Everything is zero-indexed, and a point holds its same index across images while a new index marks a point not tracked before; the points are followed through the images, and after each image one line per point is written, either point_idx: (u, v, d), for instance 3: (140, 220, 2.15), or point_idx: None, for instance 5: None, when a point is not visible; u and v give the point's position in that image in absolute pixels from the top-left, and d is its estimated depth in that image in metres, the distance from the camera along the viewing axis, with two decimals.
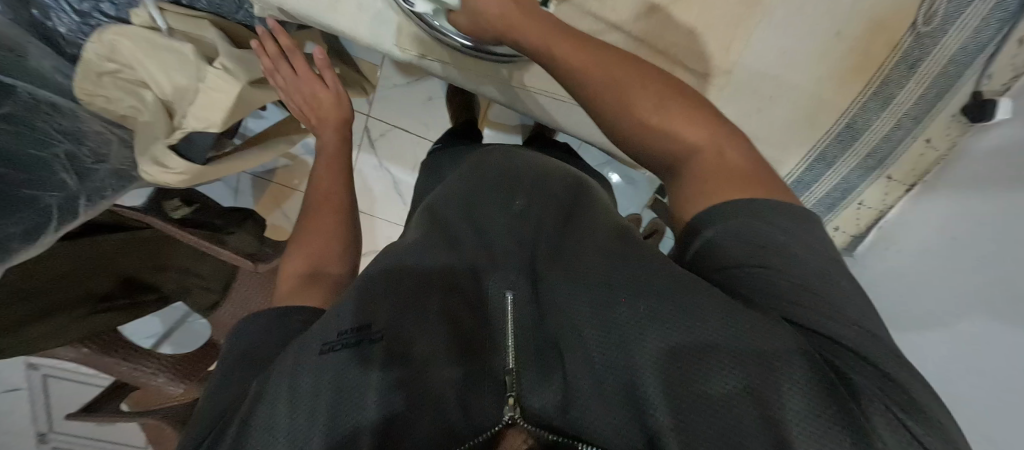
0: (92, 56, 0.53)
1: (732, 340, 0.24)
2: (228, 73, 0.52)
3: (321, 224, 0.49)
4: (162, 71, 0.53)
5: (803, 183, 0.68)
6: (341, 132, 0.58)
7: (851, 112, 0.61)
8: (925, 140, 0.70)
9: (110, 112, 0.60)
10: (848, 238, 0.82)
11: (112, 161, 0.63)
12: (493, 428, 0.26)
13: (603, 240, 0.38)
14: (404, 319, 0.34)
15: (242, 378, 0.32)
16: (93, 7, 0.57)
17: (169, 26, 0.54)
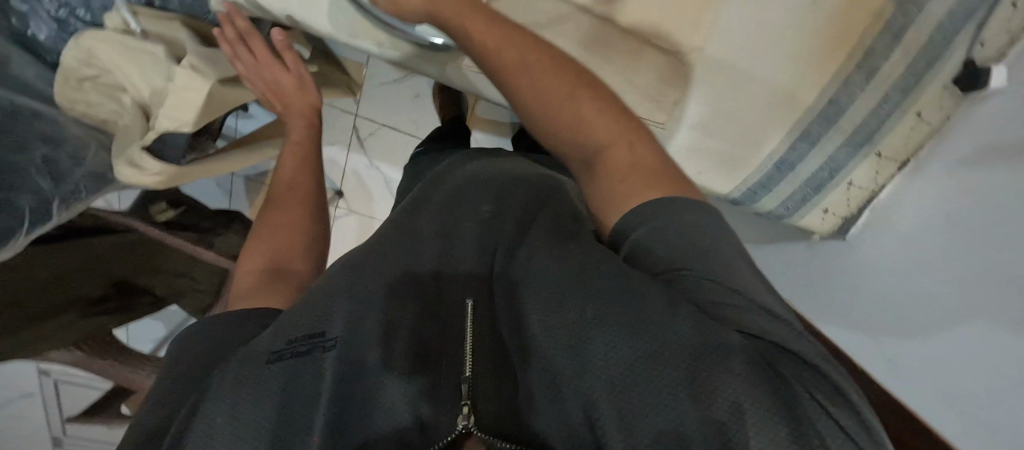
0: (70, 61, 0.54)
1: (671, 337, 0.23)
2: (196, 71, 0.53)
3: (290, 223, 0.46)
4: (139, 74, 0.55)
5: (788, 164, 0.66)
6: (308, 118, 0.60)
7: (830, 88, 0.58)
8: (917, 114, 0.63)
9: (91, 116, 0.63)
10: (838, 221, 0.74)
11: (90, 163, 0.65)
12: (448, 435, 0.26)
13: (553, 239, 0.36)
14: (357, 324, 0.32)
15: (173, 391, 0.28)
16: (70, 14, 0.61)
17: (142, 28, 0.56)
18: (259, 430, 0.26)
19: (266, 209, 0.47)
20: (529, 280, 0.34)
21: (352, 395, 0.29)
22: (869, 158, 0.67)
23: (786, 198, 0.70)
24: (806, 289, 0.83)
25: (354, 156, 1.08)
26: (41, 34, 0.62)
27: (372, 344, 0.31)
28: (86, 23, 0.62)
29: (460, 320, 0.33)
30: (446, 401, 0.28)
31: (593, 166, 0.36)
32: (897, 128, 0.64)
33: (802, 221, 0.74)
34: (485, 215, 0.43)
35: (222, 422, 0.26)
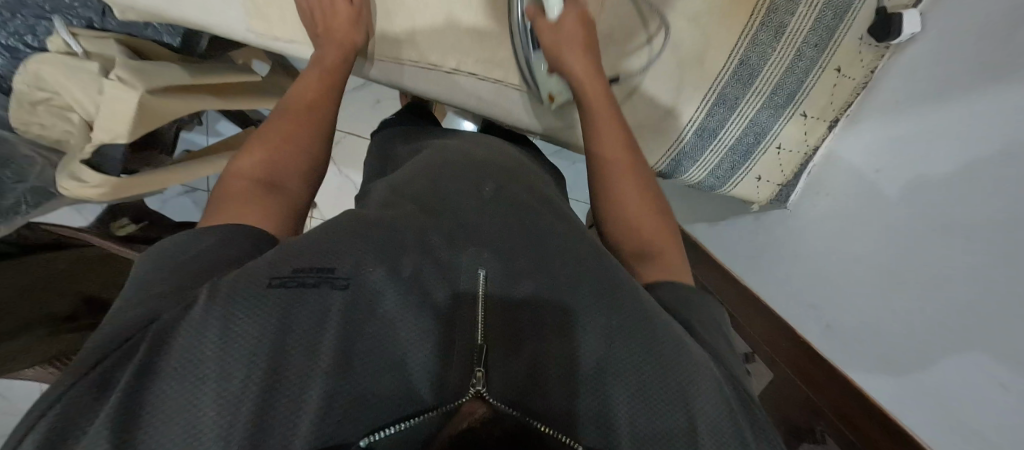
0: (20, 85, 0.55)
1: (681, 357, 0.28)
2: (123, 83, 0.52)
3: (280, 150, 0.41)
4: (83, 92, 0.54)
5: (710, 130, 0.73)
6: (343, 52, 0.54)
7: (741, 48, 0.67)
8: (836, 69, 0.71)
9: (46, 137, 0.62)
10: (773, 188, 0.82)
11: (32, 179, 0.64)
12: (458, 401, 0.23)
13: (554, 229, 0.38)
14: (377, 266, 0.29)
15: (171, 291, 0.26)
16: (16, 40, 0.58)
17: (85, 50, 0.57)
18: (246, 367, 0.22)
19: (254, 138, 0.42)
20: (546, 275, 0.32)
21: (352, 361, 0.24)
22: (795, 118, 0.74)
23: (715, 168, 0.77)
24: (758, 258, 0.92)
25: None
26: None
27: (387, 293, 0.28)
28: (33, 49, 0.59)
29: (475, 295, 0.30)
30: (460, 369, 0.26)
31: (645, 255, 0.44)
32: (818, 86, 0.72)
33: (737, 190, 0.81)
34: (487, 195, 0.41)
35: (207, 346, 0.22)
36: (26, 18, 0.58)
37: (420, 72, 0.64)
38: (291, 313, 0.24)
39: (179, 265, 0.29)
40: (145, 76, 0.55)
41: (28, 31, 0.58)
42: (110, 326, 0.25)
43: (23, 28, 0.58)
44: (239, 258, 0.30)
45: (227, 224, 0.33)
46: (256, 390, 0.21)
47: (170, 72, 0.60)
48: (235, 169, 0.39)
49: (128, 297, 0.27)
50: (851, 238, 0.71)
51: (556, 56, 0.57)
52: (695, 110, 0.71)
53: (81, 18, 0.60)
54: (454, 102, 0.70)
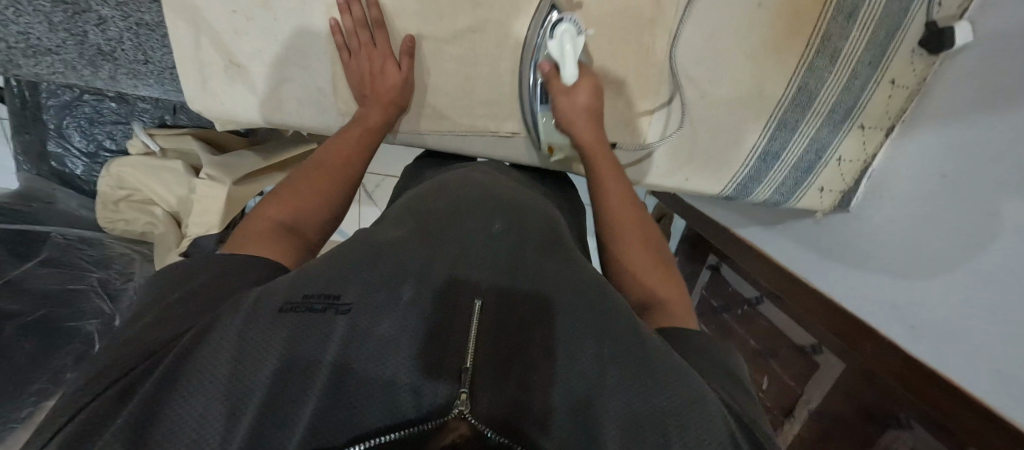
0: (107, 189, 0.65)
1: (678, 371, 0.25)
2: (213, 181, 0.62)
3: (312, 193, 0.43)
4: (166, 188, 0.66)
5: (773, 154, 0.64)
6: (387, 116, 0.56)
7: (798, 77, 0.58)
8: (891, 81, 0.58)
9: (132, 231, 0.73)
10: (837, 197, 0.68)
11: (139, 276, 0.72)
12: (439, 419, 0.22)
13: (556, 260, 0.34)
14: (381, 291, 0.27)
15: (182, 321, 0.26)
16: (98, 147, 0.72)
17: (161, 147, 0.67)
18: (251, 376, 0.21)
19: (287, 180, 0.44)
20: (529, 280, 0.31)
21: (349, 377, 0.22)
22: (852, 132, 0.62)
23: (779, 186, 0.67)
24: (817, 263, 0.74)
25: (366, 209, 1.06)
26: (79, 168, 0.73)
27: (384, 316, 0.25)
28: (112, 151, 0.72)
29: (470, 320, 0.27)
30: (447, 382, 0.23)
31: (649, 305, 0.38)
32: (874, 100, 0.59)
33: (801, 204, 0.69)
34: (496, 230, 0.37)
35: (221, 356, 0.21)
36: (105, 125, 0.71)
37: (489, 139, 0.65)
38: (297, 330, 0.23)
39: (203, 288, 0.28)
40: (228, 169, 0.64)
41: (107, 136, 0.71)
42: (136, 346, 0.24)
43: (102, 135, 0.71)
44: (255, 282, 0.30)
45: (245, 256, 0.33)
46: (262, 391, 0.20)
47: (244, 160, 0.68)
48: (259, 212, 0.40)
49: (139, 327, 0.26)
50: (909, 239, 0.59)
51: (566, 116, 0.55)
52: (751, 138, 0.64)
53: (154, 118, 0.72)
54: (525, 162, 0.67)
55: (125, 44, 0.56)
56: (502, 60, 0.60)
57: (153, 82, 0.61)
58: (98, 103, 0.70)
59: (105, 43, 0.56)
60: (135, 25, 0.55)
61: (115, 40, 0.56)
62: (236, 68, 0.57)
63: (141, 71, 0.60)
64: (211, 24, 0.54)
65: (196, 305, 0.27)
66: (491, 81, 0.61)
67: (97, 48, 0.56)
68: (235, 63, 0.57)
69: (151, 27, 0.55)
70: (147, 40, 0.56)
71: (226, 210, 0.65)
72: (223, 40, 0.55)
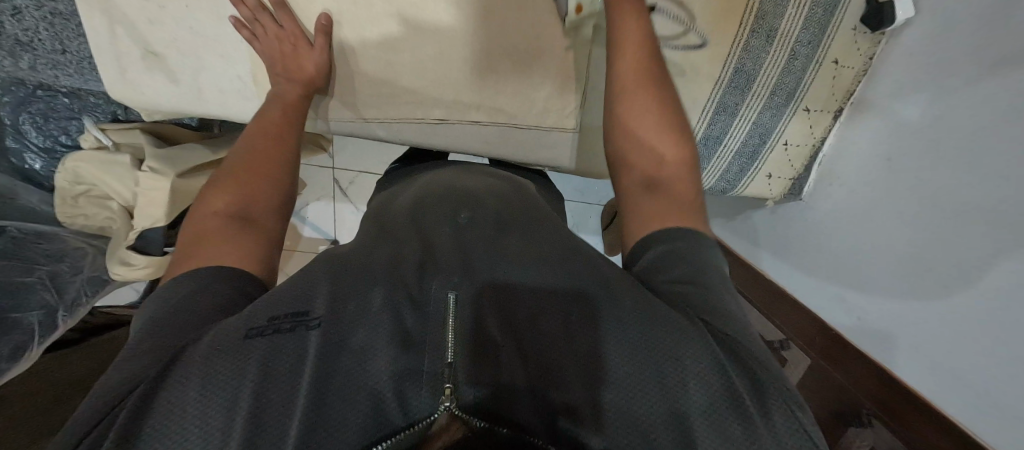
0: (64, 183, 0.61)
1: (670, 348, 0.24)
2: (156, 173, 0.58)
3: (252, 181, 0.39)
4: (123, 186, 0.61)
5: (713, 139, 0.65)
6: (306, 91, 0.51)
7: (734, 58, 0.58)
8: (834, 61, 0.58)
9: (91, 225, 0.69)
10: (786, 184, 0.69)
11: (89, 269, 0.68)
12: (424, 420, 0.20)
13: (532, 248, 0.33)
14: (349, 302, 0.27)
15: (148, 349, 0.24)
16: (54, 142, 0.65)
17: (114, 141, 0.62)
18: (228, 404, 0.20)
19: (221, 171, 0.40)
20: (508, 273, 0.30)
21: (332, 388, 0.22)
22: (797, 114, 0.62)
23: (724, 173, 0.68)
24: (774, 258, 0.75)
25: (341, 206, 1.02)
26: (37, 164, 0.66)
27: (359, 326, 0.25)
28: (69, 147, 0.66)
29: (443, 317, 0.27)
30: (426, 383, 0.23)
31: (655, 182, 0.37)
32: (816, 81, 0.60)
33: (749, 191, 0.71)
34: (461, 224, 0.36)
35: (191, 388, 0.21)
36: (59, 120, 0.64)
37: (419, 125, 0.62)
38: (274, 349, 0.23)
39: (156, 320, 0.27)
40: (170, 158, 0.60)
41: (61, 132, 0.65)
42: (103, 383, 0.23)
43: (57, 130, 0.65)
44: (225, 307, 0.28)
45: (194, 267, 0.31)
46: (242, 416, 0.20)
47: (195, 151, 0.63)
48: (196, 212, 0.36)
49: (139, 335, 0.26)
50: (865, 221, 0.58)
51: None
52: (695, 119, 0.63)
53: (106, 113, 0.65)
54: (457, 148, 0.65)
55: (42, 34, 0.51)
56: (424, 47, 0.55)
57: (74, 72, 0.56)
58: (49, 98, 0.62)
59: (22, 33, 0.51)
60: (49, 15, 0.50)
61: (32, 30, 0.51)
62: (154, 56, 0.54)
63: (60, 61, 0.54)
64: (123, 11, 0.50)
65: (160, 334, 0.26)
66: (415, 68, 0.57)
67: (13, 38, 0.51)
68: (152, 51, 0.53)
69: (67, 17, 0.51)
70: (63, 30, 0.52)
71: (171, 205, 0.60)
72: (137, 30, 0.51)
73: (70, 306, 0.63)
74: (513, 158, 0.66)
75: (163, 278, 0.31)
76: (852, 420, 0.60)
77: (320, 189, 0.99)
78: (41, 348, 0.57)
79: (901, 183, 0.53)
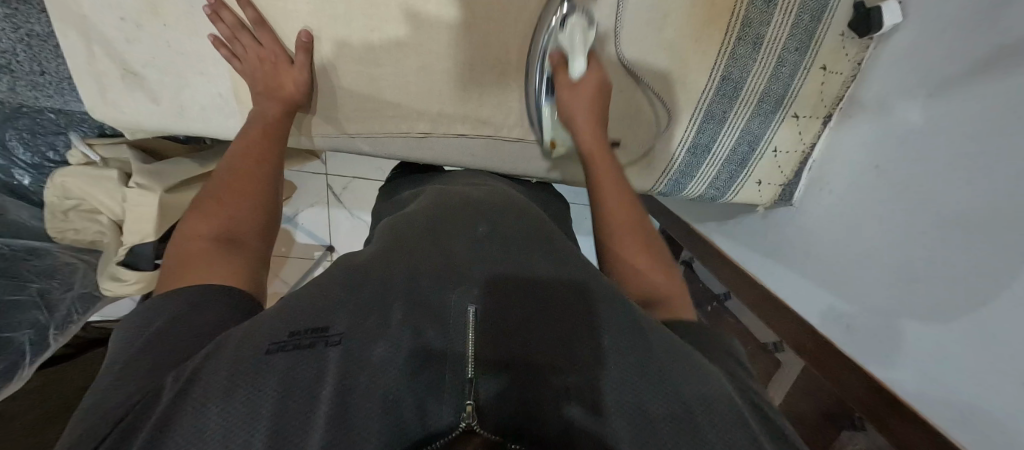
0: (52, 199, 0.60)
1: (676, 369, 0.26)
2: (145, 190, 0.57)
3: (233, 203, 0.39)
4: (109, 198, 0.60)
5: (701, 147, 0.66)
6: (288, 105, 0.51)
7: (721, 66, 0.59)
8: (822, 68, 0.61)
9: (81, 240, 0.67)
10: (776, 190, 0.71)
11: (79, 286, 0.67)
12: (454, 431, 0.21)
13: (549, 266, 0.34)
14: (370, 320, 0.27)
15: (154, 373, 0.25)
16: (42, 158, 0.63)
17: (102, 157, 0.61)
18: (250, 418, 0.21)
19: (213, 184, 0.41)
20: (524, 284, 0.31)
21: (354, 403, 0.22)
22: (786, 121, 0.64)
23: (713, 180, 0.69)
24: (764, 264, 0.77)
25: (335, 212, 1.01)
26: (25, 180, 0.64)
27: (378, 340, 0.25)
28: (58, 164, 0.64)
29: (465, 325, 0.27)
30: (451, 396, 0.23)
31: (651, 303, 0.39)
32: (805, 88, 0.62)
33: (740, 198, 0.72)
34: (479, 234, 0.37)
35: (211, 403, 0.21)
36: (46, 136, 0.62)
37: (405, 140, 0.60)
38: (299, 365, 0.23)
39: (166, 328, 0.28)
40: (160, 174, 0.59)
41: (49, 148, 0.62)
42: (108, 406, 0.23)
43: (45, 145, 0.62)
44: (224, 323, 0.29)
45: (190, 287, 0.31)
46: (262, 434, 0.20)
47: (183, 165, 0.62)
48: (184, 233, 0.36)
49: (130, 355, 0.26)
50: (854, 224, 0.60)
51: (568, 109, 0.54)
52: (683, 127, 0.64)
53: (93, 127, 0.63)
54: (442, 162, 0.63)
55: (19, 56, 0.51)
56: (405, 61, 0.55)
57: (53, 93, 0.56)
58: (35, 113, 0.59)
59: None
60: (26, 36, 0.50)
61: (10, 53, 0.50)
62: (133, 76, 0.53)
63: (39, 82, 0.54)
64: (101, 31, 0.49)
65: (172, 352, 0.26)
66: (397, 81, 0.57)
67: None
68: (131, 71, 0.52)
69: (43, 38, 0.51)
70: (42, 51, 0.52)
71: (160, 220, 0.59)
72: (114, 49, 0.50)
73: (61, 323, 0.63)
74: (500, 172, 0.64)
75: (156, 294, 0.32)
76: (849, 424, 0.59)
77: (314, 195, 0.99)
78: (31, 367, 0.58)
79: (891, 185, 0.55)
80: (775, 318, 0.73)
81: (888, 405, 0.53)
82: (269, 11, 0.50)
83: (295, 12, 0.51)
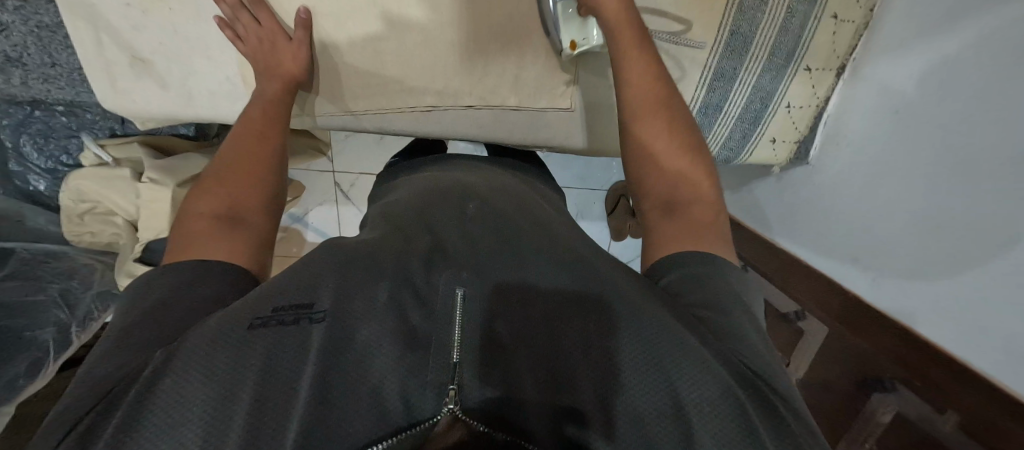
0: (69, 204, 0.62)
1: (676, 355, 0.24)
2: (156, 184, 0.58)
3: (232, 179, 0.39)
4: (122, 197, 0.62)
5: (713, 106, 0.62)
6: (287, 85, 0.50)
7: (729, 19, 0.55)
8: (833, 16, 0.56)
9: (98, 242, 0.69)
10: (792, 147, 0.66)
11: (98, 285, 0.69)
12: (432, 419, 0.20)
13: (544, 247, 0.33)
14: (351, 298, 0.26)
15: (141, 348, 0.24)
16: (56, 163, 0.65)
17: (114, 157, 0.63)
18: (224, 404, 0.19)
19: (213, 167, 0.40)
20: (514, 268, 0.30)
21: (332, 388, 0.21)
22: (798, 75, 0.61)
23: (727, 140, 0.65)
24: (786, 231, 0.72)
25: (343, 209, 1.02)
26: (41, 185, 0.66)
27: (360, 322, 0.24)
28: (71, 167, 0.66)
29: (449, 311, 0.26)
30: (434, 383, 0.22)
31: (675, 207, 0.36)
32: (816, 38, 0.58)
33: (754, 158, 0.68)
34: (468, 218, 0.37)
35: (195, 386, 0.20)
36: (58, 140, 0.63)
37: (410, 116, 0.61)
38: (279, 346, 0.22)
39: (152, 310, 0.27)
40: (170, 168, 0.60)
41: (62, 152, 0.64)
42: (96, 378, 0.22)
43: (57, 150, 0.64)
44: (214, 301, 0.28)
45: (190, 262, 0.31)
46: (239, 422, 0.18)
47: (192, 160, 0.63)
48: (191, 206, 0.36)
49: (123, 329, 0.26)
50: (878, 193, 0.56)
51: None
52: (694, 86, 0.59)
53: (104, 129, 0.64)
54: (453, 135, 0.63)
55: (31, 47, 0.51)
56: (405, 38, 0.54)
57: (65, 86, 0.56)
58: (48, 117, 0.62)
59: (11, 49, 0.51)
60: (35, 28, 0.50)
61: (21, 46, 0.51)
62: (141, 63, 0.53)
63: (52, 74, 0.55)
64: (107, 21, 0.50)
65: (159, 332, 0.25)
66: (400, 57, 0.56)
67: (4, 55, 0.51)
68: (139, 57, 0.53)
69: (53, 29, 0.51)
70: (51, 43, 0.52)
71: (172, 214, 0.60)
72: (122, 36, 0.51)
73: (83, 321, 0.65)
74: (506, 142, 0.64)
75: (152, 269, 0.31)
76: (875, 384, 0.55)
77: (322, 193, 0.99)
78: (55, 363, 0.59)
79: (908, 154, 0.52)
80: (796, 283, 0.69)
81: (934, 361, 0.49)
82: None
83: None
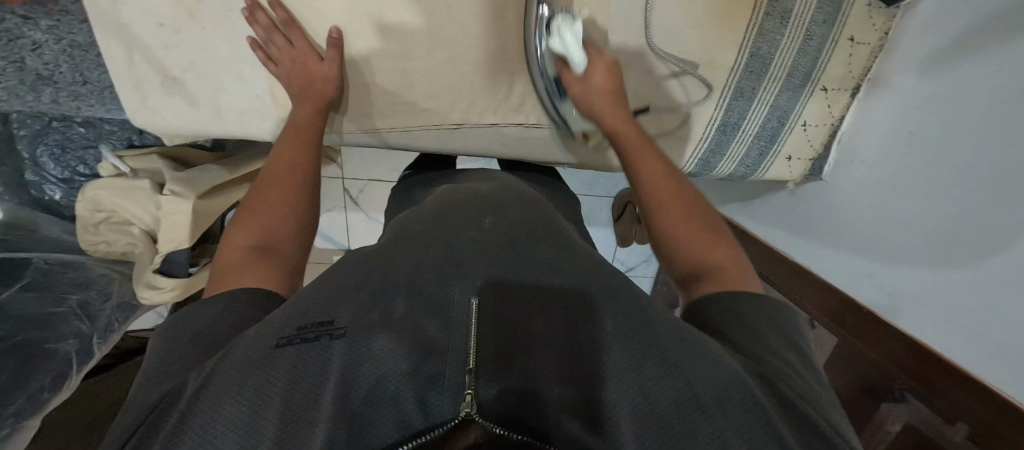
0: (84, 213, 0.62)
1: (686, 366, 0.25)
2: (178, 197, 0.58)
3: (267, 206, 0.40)
4: (140, 209, 0.62)
5: (730, 125, 0.64)
6: (319, 106, 0.51)
7: (748, 42, 0.57)
8: (850, 38, 0.57)
9: (113, 252, 0.70)
10: (806, 164, 0.68)
11: (116, 295, 0.70)
12: (451, 420, 0.20)
13: (559, 260, 0.34)
14: (378, 315, 0.27)
15: (184, 368, 0.25)
16: (72, 173, 0.66)
17: (131, 168, 0.63)
18: (256, 414, 0.20)
19: (250, 192, 0.42)
20: (528, 276, 0.31)
21: (357, 396, 0.21)
22: (814, 95, 0.62)
23: (743, 157, 0.67)
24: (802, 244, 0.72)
25: (352, 216, 1.03)
26: (57, 195, 0.66)
27: (377, 334, 0.25)
28: (88, 177, 0.66)
29: (470, 317, 0.27)
30: (455, 388, 0.22)
31: (697, 278, 0.38)
32: (833, 60, 0.59)
33: (770, 174, 0.69)
34: (485, 227, 0.38)
35: (235, 395, 0.21)
36: (75, 151, 0.65)
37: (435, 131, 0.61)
38: (313, 357, 0.23)
39: (196, 336, 0.28)
40: (191, 181, 0.60)
41: (79, 162, 0.65)
42: (146, 394, 0.24)
43: (74, 160, 0.65)
44: (245, 321, 0.29)
45: (230, 289, 0.32)
46: (272, 427, 0.20)
47: (210, 172, 0.63)
48: (228, 238, 0.37)
49: (172, 352, 0.27)
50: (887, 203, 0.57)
51: (585, 99, 0.52)
52: (711, 107, 0.62)
53: (122, 139, 0.66)
54: (476, 151, 0.65)
55: (62, 66, 0.53)
56: (431, 58, 0.55)
57: (95, 103, 0.57)
58: (65, 128, 0.63)
59: (43, 67, 0.52)
60: (68, 47, 0.51)
61: (53, 64, 0.52)
62: (173, 80, 0.54)
63: (82, 92, 0.56)
64: (140, 39, 0.50)
65: (201, 353, 0.26)
66: (429, 76, 0.57)
67: (36, 73, 0.52)
68: (171, 76, 0.54)
69: (85, 48, 0.52)
70: (83, 61, 0.53)
71: (193, 227, 0.61)
72: (153, 54, 0.52)
73: (103, 332, 0.66)
74: (527, 159, 0.66)
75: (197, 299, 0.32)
76: (886, 395, 0.56)
77: (331, 200, 1.00)
78: (79, 374, 0.60)
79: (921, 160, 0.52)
80: (806, 293, 0.70)
81: (936, 370, 0.50)
82: (300, 11, 0.51)
83: (329, 10, 0.51)
